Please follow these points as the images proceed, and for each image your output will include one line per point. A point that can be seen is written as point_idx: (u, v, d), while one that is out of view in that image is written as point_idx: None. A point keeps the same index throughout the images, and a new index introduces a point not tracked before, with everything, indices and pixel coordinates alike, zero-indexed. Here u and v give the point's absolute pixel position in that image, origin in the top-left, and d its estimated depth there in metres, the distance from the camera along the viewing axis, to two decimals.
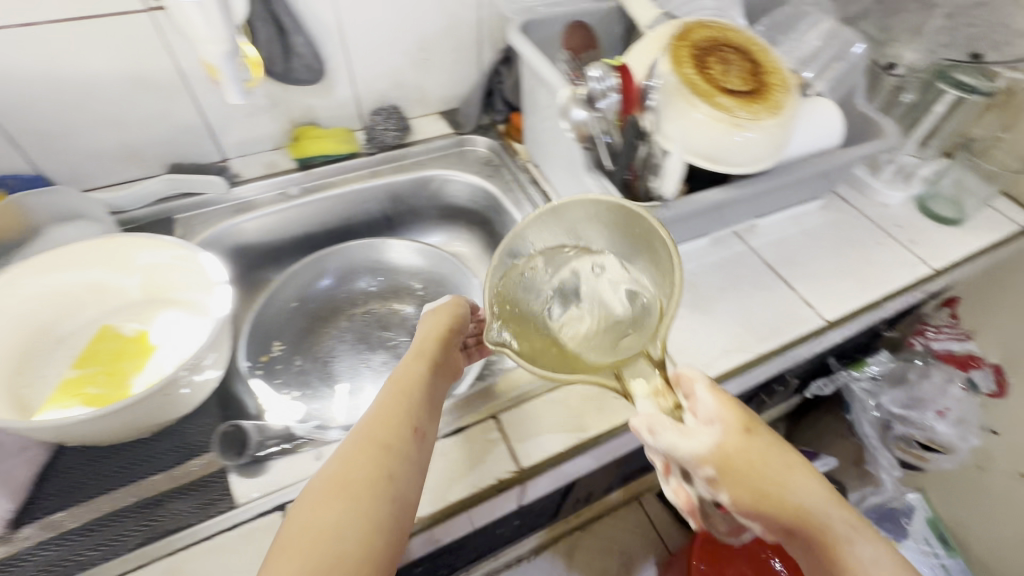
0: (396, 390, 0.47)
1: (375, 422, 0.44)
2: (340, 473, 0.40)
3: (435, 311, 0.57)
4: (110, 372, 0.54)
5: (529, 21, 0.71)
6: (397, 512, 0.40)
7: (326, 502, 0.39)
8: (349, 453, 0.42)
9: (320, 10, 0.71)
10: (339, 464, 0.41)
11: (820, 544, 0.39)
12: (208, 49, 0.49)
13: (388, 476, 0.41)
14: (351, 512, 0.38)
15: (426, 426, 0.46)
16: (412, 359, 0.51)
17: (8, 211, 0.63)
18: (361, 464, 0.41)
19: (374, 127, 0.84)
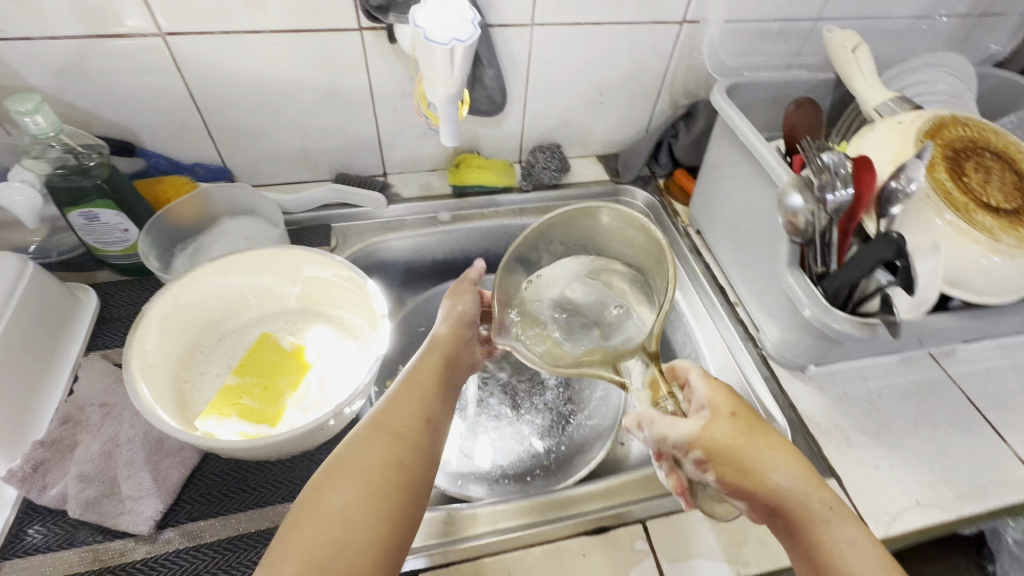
0: (420, 377, 0.47)
1: (397, 411, 0.44)
2: (353, 460, 0.39)
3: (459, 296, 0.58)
4: (266, 386, 0.54)
5: (735, 84, 0.65)
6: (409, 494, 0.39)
7: (335, 484, 0.38)
8: (360, 442, 0.41)
9: (516, 45, 0.69)
10: (358, 452, 0.40)
11: (806, 526, 0.40)
12: (437, 91, 0.46)
13: (398, 463, 0.40)
14: (362, 497, 0.38)
15: (440, 417, 0.45)
16: (433, 344, 0.51)
17: (196, 201, 0.66)
18: (372, 448, 0.40)
19: (534, 164, 0.81)
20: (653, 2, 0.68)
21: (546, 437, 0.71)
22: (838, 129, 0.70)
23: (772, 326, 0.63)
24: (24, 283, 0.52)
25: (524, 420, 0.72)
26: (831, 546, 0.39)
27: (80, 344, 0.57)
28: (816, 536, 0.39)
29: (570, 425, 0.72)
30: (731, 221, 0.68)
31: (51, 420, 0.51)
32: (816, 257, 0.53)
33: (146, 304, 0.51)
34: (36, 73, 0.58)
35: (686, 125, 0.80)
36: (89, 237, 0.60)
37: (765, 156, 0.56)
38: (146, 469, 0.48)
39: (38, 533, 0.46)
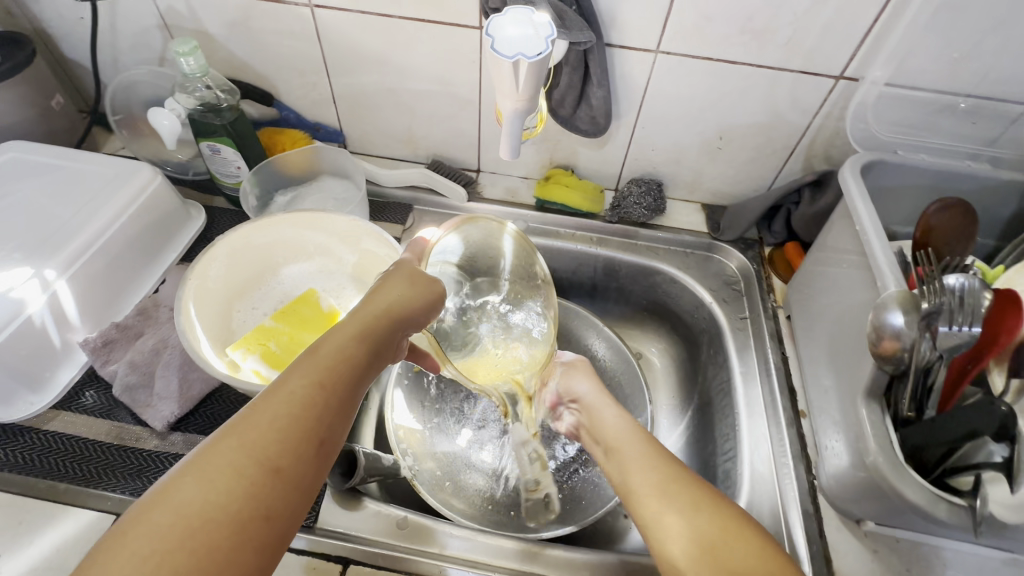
0: (298, 395, 0.34)
1: (268, 440, 0.32)
2: (195, 507, 0.28)
3: (402, 282, 0.44)
4: (292, 336, 0.58)
5: (876, 161, 0.54)
6: (272, 548, 0.30)
7: (160, 546, 0.27)
8: (215, 475, 0.30)
9: (635, 70, 0.65)
10: (207, 492, 0.29)
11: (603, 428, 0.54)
12: (504, 103, 0.44)
13: (266, 513, 0.30)
14: (208, 551, 0.27)
15: (335, 435, 0.35)
16: (339, 340, 0.39)
17: (301, 156, 0.72)
18: (229, 485, 0.29)
19: (626, 197, 0.76)
20: (805, 49, 0.59)
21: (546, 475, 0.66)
22: (1011, 247, 0.54)
23: (835, 456, 0.52)
24: (148, 192, 0.62)
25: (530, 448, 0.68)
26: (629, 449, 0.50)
27: (177, 253, 0.67)
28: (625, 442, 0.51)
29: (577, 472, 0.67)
30: (830, 319, 0.57)
31: (132, 309, 0.60)
32: (906, 397, 0.43)
33: (221, 236, 0.58)
34: (212, 22, 0.68)
35: (813, 194, 0.69)
36: (213, 167, 0.70)
37: (877, 257, 0.45)
38: (177, 375, 0.55)
39: (90, 398, 0.55)
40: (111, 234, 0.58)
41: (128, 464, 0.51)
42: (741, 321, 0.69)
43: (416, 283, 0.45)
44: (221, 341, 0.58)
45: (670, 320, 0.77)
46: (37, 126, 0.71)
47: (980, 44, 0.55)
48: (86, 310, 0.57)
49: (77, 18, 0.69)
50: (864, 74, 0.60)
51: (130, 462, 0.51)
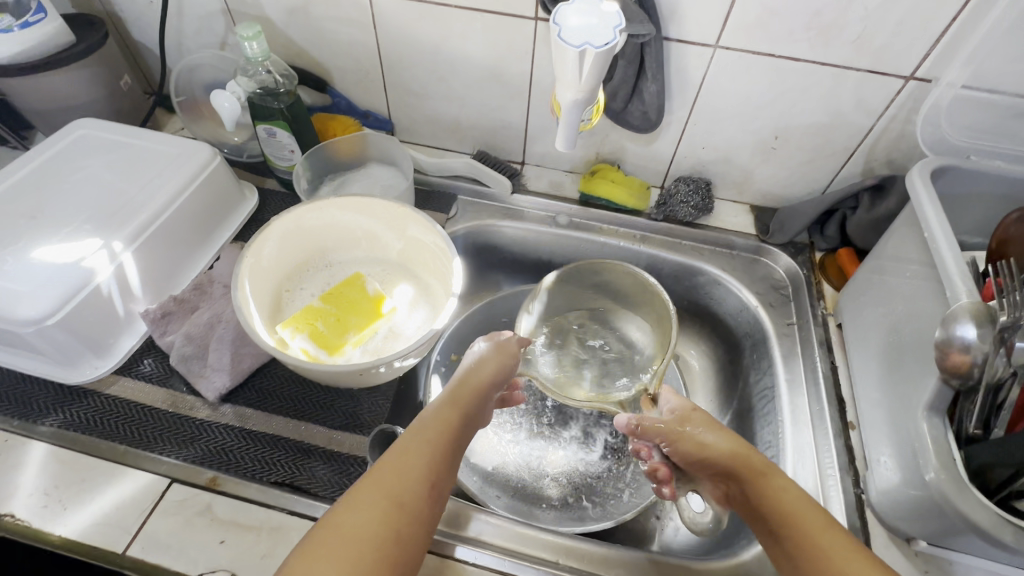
0: (425, 444, 0.45)
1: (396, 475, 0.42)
2: (347, 529, 0.37)
3: (493, 355, 0.56)
4: (339, 318, 0.59)
5: (947, 166, 0.52)
6: (406, 565, 0.38)
7: (320, 562, 0.35)
8: (360, 507, 0.39)
9: (692, 65, 0.63)
10: (357, 515, 0.38)
11: (714, 454, 0.51)
12: (564, 94, 0.44)
13: (397, 538, 0.38)
14: (360, 562, 0.36)
15: (443, 480, 0.44)
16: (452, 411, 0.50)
17: (352, 142, 0.74)
18: (371, 515, 0.38)
19: (673, 195, 0.74)
20: (875, 47, 0.57)
21: (584, 470, 0.66)
22: None
23: (886, 470, 0.50)
24: (208, 171, 0.64)
25: (569, 443, 0.68)
26: (777, 490, 0.46)
27: (231, 232, 0.69)
28: (766, 486, 0.47)
29: (614, 469, 0.66)
30: (886, 328, 0.55)
31: (188, 283, 0.63)
32: (973, 413, 0.41)
33: (276, 217, 0.60)
34: (272, 7, 0.70)
35: (873, 199, 0.66)
36: (268, 150, 0.72)
37: (947, 266, 0.43)
38: (229, 348, 0.57)
39: (148, 365, 0.58)
40: (174, 210, 0.61)
41: (182, 430, 0.54)
42: (788, 327, 0.67)
43: (501, 353, 0.56)
44: (270, 319, 0.59)
45: (711, 322, 0.76)
46: (106, 104, 0.74)
47: None
48: (147, 282, 0.59)
49: (146, 2, 0.72)
50: (937, 74, 0.57)
51: (184, 429, 0.54)
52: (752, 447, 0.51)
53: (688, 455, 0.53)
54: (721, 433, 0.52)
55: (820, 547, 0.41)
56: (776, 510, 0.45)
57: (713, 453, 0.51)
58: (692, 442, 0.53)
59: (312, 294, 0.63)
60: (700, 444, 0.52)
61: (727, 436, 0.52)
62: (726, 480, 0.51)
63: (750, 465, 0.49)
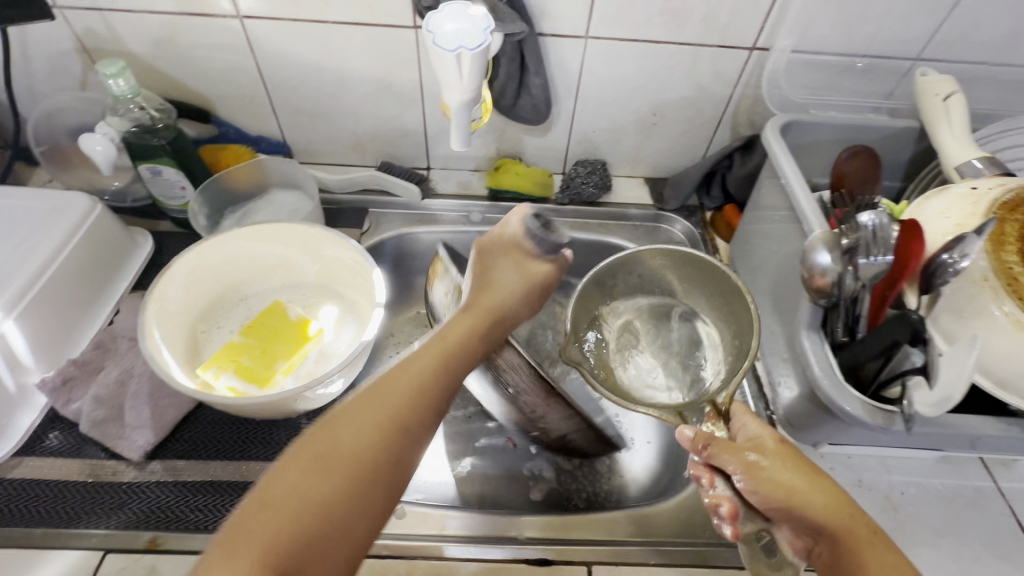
0: (320, 493, 0.31)
1: (292, 488, 0.30)
2: (306, 489, 0.30)
3: (511, 264, 0.50)
4: (264, 350, 0.58)
5: (792, 120, 0.60)
6: (369, 521, 0.32)
7: (298, 469, 0.31)
8: (358, 417, 0.33)
9: (568, 55, 0.68)
10: (354, 435, 0.33)
11: (808, 504, 0.36)
12: (451, 96, 0.46)
13: (374, 478, 0.32)
14: (327, 502, 0.30)
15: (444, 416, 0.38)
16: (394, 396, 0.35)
17: (247, 170, 0.71)
18: (353, 439, 0.33)
19: (574, 178, 0.79)
20: (720, 24, 0.64)
21: None
22: (914, 185, 0.61)
23: (787, 388, 0.57)
24: (90, 221, 0.60)
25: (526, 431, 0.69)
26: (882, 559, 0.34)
27: (128, 282, 0.65)
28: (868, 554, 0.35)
29: None
30: (769, 267, 0.62)
31: (88, 343, 0.58)
32: (838, 323, 0.48)
33: (176, 257, 0.57)
34: (134, 40, 0.66)
35: (743, 157, 0.74)
36: (154, 190, 0.68)
37: (802, 206, 0.51)
38: (147, 403, 0.54)
39: (56, 439, 0.53)
40: (56, 268, 0.56)
41: (108, 498, 0.50)
42: None
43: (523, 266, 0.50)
44: (190, 363, 0.57)
45: None
46: None
47: (865, 9, 0.62)
48: (39, 350, 0.55)
49: None
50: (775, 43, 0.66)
51: (111, 496, 0.50)
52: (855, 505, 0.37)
53: (780, 494, 0.36)
54: (821, 484, 0.37)
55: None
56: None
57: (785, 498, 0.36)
58: (784, 482, 0.36)
59: (232, 330, 0.61)
60: (801, 492, 0.36)
61: (819, 481, 0.37)
62: (814, 535, 0.36)
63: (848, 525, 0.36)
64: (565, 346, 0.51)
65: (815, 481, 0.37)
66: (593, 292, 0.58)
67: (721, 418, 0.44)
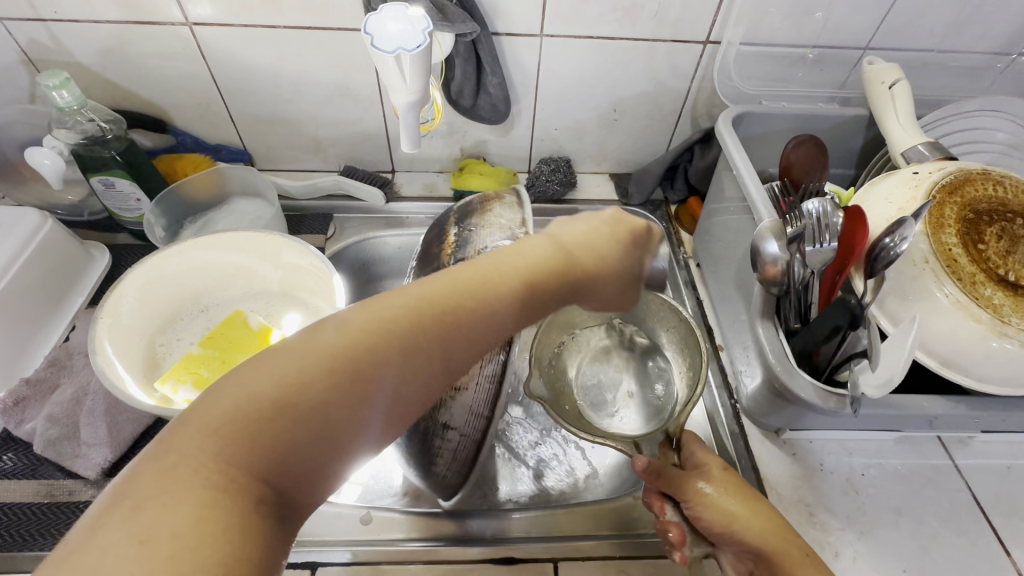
0: (284, 379, 0.28)
1: (272, 383, 0.28)
2: (278, 377, 0.28)
3: (610, 222, 0.42)
4: (224, 360, 0.57)
5: (744, 112, 0.60)
6: (320, 435, 0.28)
7: (281, 365, 0.29)
8: (377, 317, 0.31)
9: (524, 53, 0.68)
10: (341, 341, 0.30)
11: (746, 531, 0.42)
12: (397, 98, 0.46)
13: (343, 396, 0.29)
14: (281, 409, 0.28)
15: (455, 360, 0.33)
16: (397, 313, 0.32)
17: (205, 179, 0.70)
18: (338, 345, 0.30)
19: (539, 176, 0.79)
20: (672, 20, 0.65)
21: None
22: (866, 172, 0.62)
23: (749, 376, 0.57)
24: (41, 237, 0.59)
25: None
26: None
27: (84, 297, 0.63)
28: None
29: None
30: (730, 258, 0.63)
31: (42, 361, 0.57)
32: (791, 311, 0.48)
33: (128, 270, 0.56)
34: (82, 50, 0.65)
35: (703, 150, 0.75)
36: (109, 203, 0.67)
37: (753, 197, 0.51)
38: (104, 419, 0.53)
39: (9, 460, 0.52)
40: (5, 286, 0.55)
41: (66, 518, 0.49)
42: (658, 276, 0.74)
43: (623, 225, 0.42)
44: (147, 377, 0.56)
45: None
46: None
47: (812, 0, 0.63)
48: None
49: None
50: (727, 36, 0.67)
51: (68, 516, 0.49)
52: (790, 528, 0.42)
53: (721, 519, 0.42)
54: (762, 514, 0.43)
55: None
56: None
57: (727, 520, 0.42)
58: (727, 510, 0.43)
59: (191, 341, 0.60)
60: (740, 520, 0.42)
61: (760, 511, 0.43)
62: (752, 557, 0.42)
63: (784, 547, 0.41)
64: (528, 380, 0.52)
65: (756, 509, 0.43)
66: (554, 327, 0.59)
67: (672, 449, 0.48)
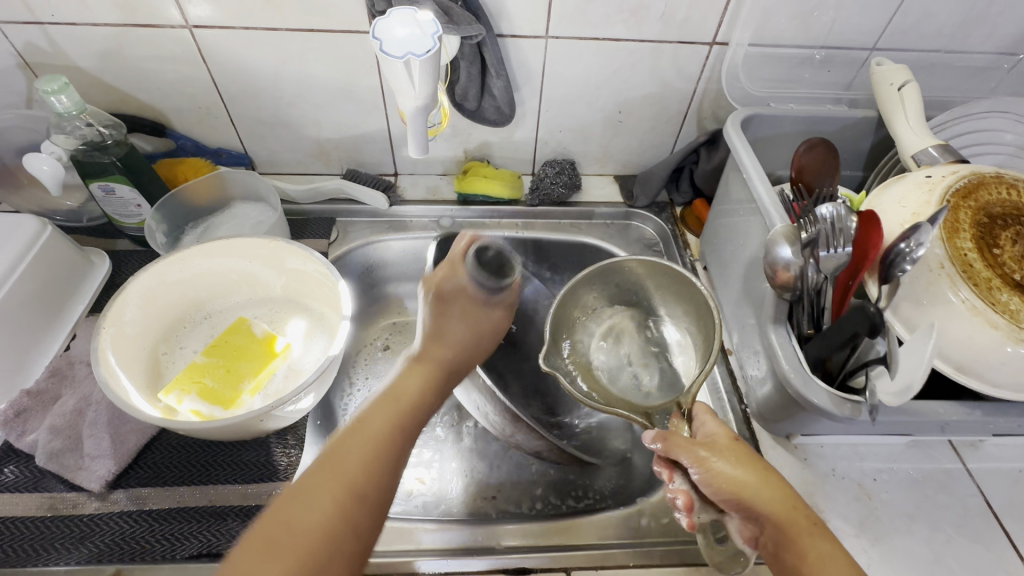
0: (290, 533, 0.32)
1: (277, 542, 0.32)
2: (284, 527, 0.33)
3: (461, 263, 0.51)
4: (228, 369, 0.56)
5: (753, 114, 0.60)
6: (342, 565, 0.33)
7: (280, 522, 0.33)
8: (342, 448, 0.37)
9: (529, 55, 0.67)
10: (325, 483, 0.35)
11: (757, 501, 0.40)
12: (405, 102, 0.46)
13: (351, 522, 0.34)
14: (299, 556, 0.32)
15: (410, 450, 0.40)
16: (353, 439, 0.37)
17: (207, 184, 0.70)
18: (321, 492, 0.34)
19: (543, 178, 0.79)
20: (678, 21, 0.64)
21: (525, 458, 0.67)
22: (875, 174, 0.62)
23: (759, 381, 0.57)
24: (40, 245, 0.58)
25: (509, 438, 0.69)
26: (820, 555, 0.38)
27: (85, 305, 0.62)
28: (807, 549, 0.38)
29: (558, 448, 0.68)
30: (738, 261, 0.62)
31: (42, 372, 0.56)
32: (804, 316, 0.48)
33: (130, 278, 0.55)
34: (79, 54, 0.64)
35: (709, 152, 0.74)
36: (109, 209, 0.66)
37: (764, 201, 0.51)
38: (107, 431, 0.52)
39: (11, 473, 0.51)
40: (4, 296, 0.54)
41: (70, 532, 0.49)
42: None
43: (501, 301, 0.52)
44: (151, 387, 0.55)
45: None
46: None
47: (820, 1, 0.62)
48: None
49: None
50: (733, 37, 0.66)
51: (72, 530, 0.49)
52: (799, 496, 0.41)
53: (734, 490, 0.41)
54: (772, 483, 0.41)
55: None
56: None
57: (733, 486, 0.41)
58: (737, 480, 0.41)
59: (195, 350, 0.59)
60: (752, 491, 0.40)
61: (770, 481, 0.41)
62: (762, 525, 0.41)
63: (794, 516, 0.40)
64: (547, 351, 0.52)
65: (766, 479, 0.41)
66: (569, 301, 0.57)
67: (685, 420, 0.47)
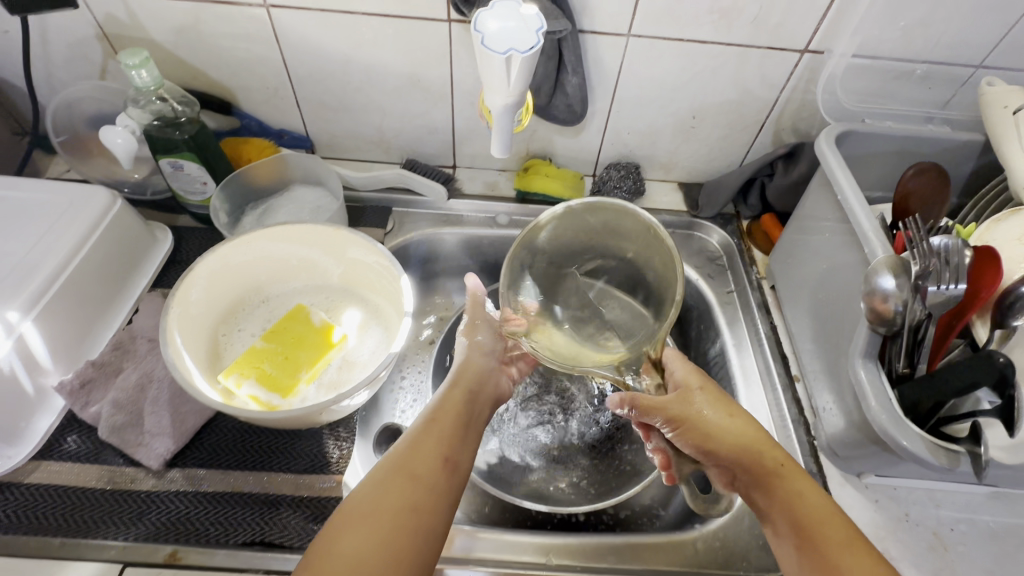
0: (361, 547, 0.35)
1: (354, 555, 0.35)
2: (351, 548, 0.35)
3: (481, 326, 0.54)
4: (287, 356, 0.56)
5: (848, 130, 0.56)
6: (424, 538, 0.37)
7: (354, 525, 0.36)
8: (377, 478, 0.39)
9: (608, 54, 0.64)
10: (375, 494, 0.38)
11: (721, 441, 0.45)
12: (494, 99, 0.45)
13: (411, 509, 0.38)
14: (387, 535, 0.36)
15: (460, 456, 0.43)
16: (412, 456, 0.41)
17: (270, 165, 0.69)
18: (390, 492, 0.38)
19: (605, 181, 0.76)
20: (772, 25, 0.60)
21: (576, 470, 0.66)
22: (973, 204, 0.57)
23: (833, 413, 0.54)
24: (110, 217, 0.58)
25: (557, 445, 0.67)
26: (791, 490, 0.42)
27: (148, 279, 0.63)
28: (778, 485, 0.43)
29: (604, 459, 0.67)
30: (814, 285, 0.59)
31: (106, 344, 0.57)
32: (900, 354, 0.45)
33: (199, 258, 0.55)
34: (157, 29, 0.63)
35: (786, 166, 0.71)
36: (175, 184, 0.66)
37: (862, 225, 0.48)
38: (167, 410, 0.53)
39: (73, 442, 0.52)
40: (75, 268, 0.54)
41: (128, 508, 0.49)
42: (728, 296, 0.70)
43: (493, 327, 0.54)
44: (210, 368, 0.55)
45: None
46: None
47: (931, 12, 0.58)
48: (58, 349, 0.53)
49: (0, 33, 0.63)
50: (829, 45, 0.62)
51: (130, 506, 0.49)
52: (773, 443, 0.45)
53: (692, 437, 0.46)
54: (743, 423, 0.46)
55: (831, 556, 0.38)
56: (780, 509, 0.41)
57: (709, 436, 0.46)
58: (696, 424, 0.46)
59: (254, 334, 0.59)
60: (718, 433, 0.46)
61: (735, 422, 0.46)
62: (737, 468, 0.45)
63: (763, 462, 0.44)
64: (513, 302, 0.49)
65: (744, 426, 0.46)
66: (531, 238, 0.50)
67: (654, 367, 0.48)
